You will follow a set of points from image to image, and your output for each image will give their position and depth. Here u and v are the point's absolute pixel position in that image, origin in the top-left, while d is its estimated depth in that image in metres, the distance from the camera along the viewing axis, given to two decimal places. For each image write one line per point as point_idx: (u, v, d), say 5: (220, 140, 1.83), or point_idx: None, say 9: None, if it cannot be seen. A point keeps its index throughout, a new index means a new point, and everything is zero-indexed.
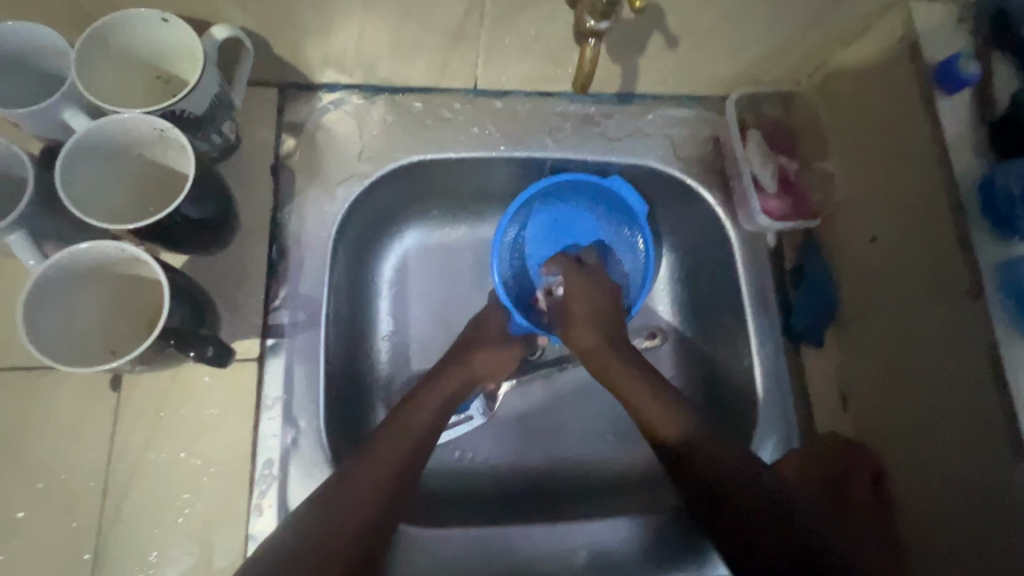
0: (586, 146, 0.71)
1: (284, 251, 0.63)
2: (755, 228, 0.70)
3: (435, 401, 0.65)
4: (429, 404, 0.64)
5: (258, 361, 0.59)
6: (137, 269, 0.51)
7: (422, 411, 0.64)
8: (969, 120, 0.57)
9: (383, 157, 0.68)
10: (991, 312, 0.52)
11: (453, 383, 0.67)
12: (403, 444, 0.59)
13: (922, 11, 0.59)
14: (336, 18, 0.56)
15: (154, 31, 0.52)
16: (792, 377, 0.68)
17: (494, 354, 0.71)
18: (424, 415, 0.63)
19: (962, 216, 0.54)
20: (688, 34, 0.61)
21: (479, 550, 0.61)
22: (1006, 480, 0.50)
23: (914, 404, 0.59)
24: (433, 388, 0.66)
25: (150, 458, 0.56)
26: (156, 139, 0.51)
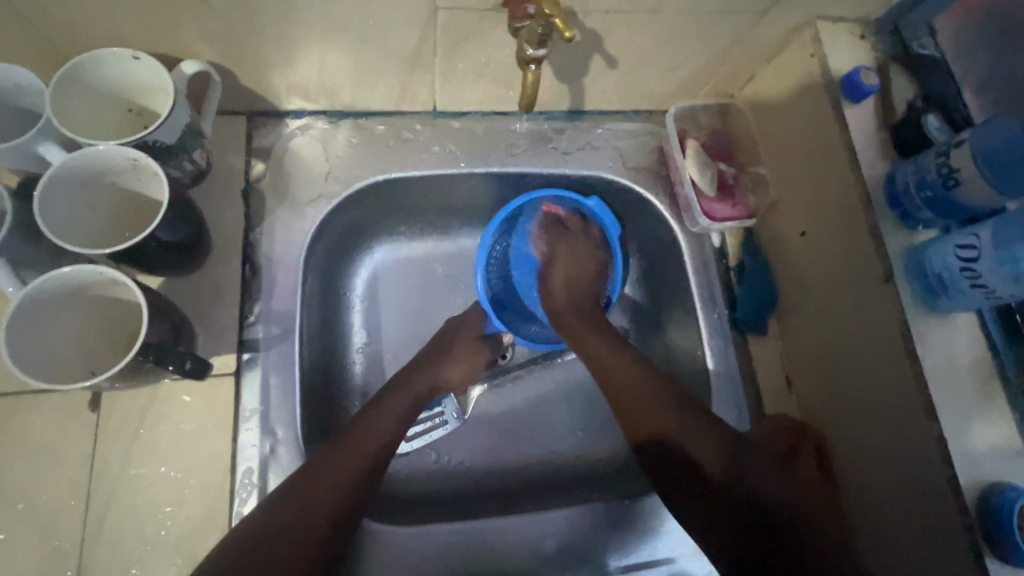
0: (541, 160, 0.77)
1: (257, 269, 0.66)
2: (699, 229, 0.76)
3: (408, 398, 0.69)
4: (402, 401, 0.68)
5: (234, 375, 0.62)
6: (116, 291, 0.53)
7: (399, 405, 0.67)
8: (873, 125, 0.64)
9: (350, 177, 0.72)
10: (901, 293, 0.58)
11: (420, 386, 0.70)
12: (368, 446, 0.62)
13: (828, 29, 0.66)
14: (299, 51, 0.61)
15: (124, 68, 0.55)
16: (740, 365, 0.73)
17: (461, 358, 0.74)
18: (392, 417, 0.66)
19: (871, 209, 0.61)
20: (625, 54, 0.67)
21: (455, 544, 0.64)
22: (921, 442, 0.56)
23: (846, 382, 0.65)
24: (403, 391, 0.69)
25: (130, 473, 0.58)
26: (131, 168, 0.54)
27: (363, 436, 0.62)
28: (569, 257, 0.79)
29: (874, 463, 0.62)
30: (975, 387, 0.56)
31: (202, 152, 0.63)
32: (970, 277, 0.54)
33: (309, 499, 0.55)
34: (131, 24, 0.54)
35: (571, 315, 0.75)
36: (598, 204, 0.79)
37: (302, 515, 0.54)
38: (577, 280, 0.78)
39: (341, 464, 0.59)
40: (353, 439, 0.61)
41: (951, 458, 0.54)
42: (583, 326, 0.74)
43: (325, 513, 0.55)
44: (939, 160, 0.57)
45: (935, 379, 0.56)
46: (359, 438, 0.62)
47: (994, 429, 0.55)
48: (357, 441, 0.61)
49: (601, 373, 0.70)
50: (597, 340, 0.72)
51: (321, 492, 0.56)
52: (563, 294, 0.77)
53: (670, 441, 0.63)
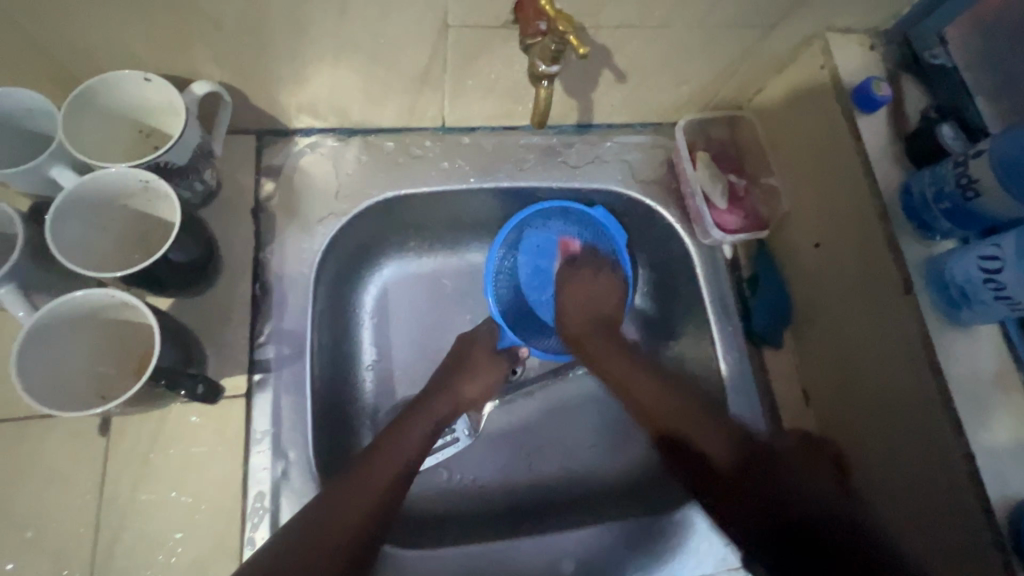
0: (551, 174, 0.76)
1: (267, 289, 0.66)
2: (711, 242, 0.76)
3: (424, 425, 0.67)
4: (416, 428, 0.66)
5: (245, 396, 0.61)
6: (127, 314, 0.53)
7: (415, 429, 0.66)
8: (886, 136, 0.63)
9: (360, 194, 0.72)
10: (921, 305, 0.57)
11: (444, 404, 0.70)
12: (391, 468, 0.61)
13: (838, 40, 0.66)
14: (309, 70, 0.61)
15: (136, 90, 0.55)
16: (757, 379, 0.72)
17: (479, 377, 0.74)
18: (415, 436, 0.66)
19: (887, 220, 0.60)
20: (635, 69, 0.67)
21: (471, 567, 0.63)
22: (947, 459, 0.55)
23: (865, 395, 0.64)
24: (422, 413, 0.68)
25: (141, 498, 0.57)
26: (142, 190, 0.54)
27: (386, 457, 0.62)
28: (581, 282, 0.79)
29: (897, 478, 0.60)
30: (1002, 401, 0.55)
31: (213, 171, 0.63)
32: (993, 288, 0.53)
33: (327, 522, 0.54)
34: (143, 46, 0.54)
35: (596, 339, 0.75)
36: (602, 212, 0.78)
37: (319, 538, 0.54)
38: (586, 305, 0.77)
39: (365, 486, 0.58)
40: (377, 459, 0.61)
41: (979, 474, 0.53)
42: (602, 352, 0.74)
43: (346, 539, 0.55)
44: (956, 169, 0.56)
45: (960, 392, 0.55)
46: (383, 459, 0.62)
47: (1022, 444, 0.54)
48: (384, 462, 0.61)
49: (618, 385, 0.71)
50: (640, 380, 0.71)
51: (341, 521, 0.55)
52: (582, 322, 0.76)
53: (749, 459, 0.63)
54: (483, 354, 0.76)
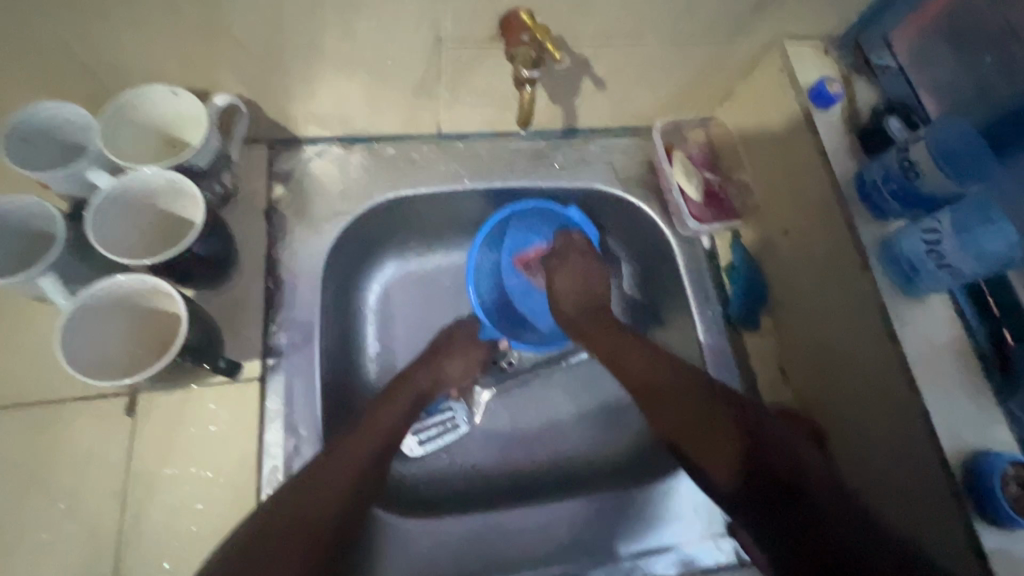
0: (539, 175, 0.83)
1: (279, 282, 0.71)
2: (690, 234, 0.82)
3: (405, 402, 0.73)
4: (398, 406, 0.72)
5: (260, 379, 0.66)
6: (155, 299, 0.58)
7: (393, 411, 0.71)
8: (841, 129, 0.70)
9: (363, 195, 0.78)
10: (878, 278, 0.63)
11: (420, 385, 0.75)
12: (368, 441, 0.66)
13: (795, 46, 0.73)
14: (317, 83, 0.67)
15: (163, 102, 0.62)
16: (735, 358, 0.77)
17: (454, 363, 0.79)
18: (391, 415, 0.71)
19: (844, 204, 0.66)
20: (612, 76, 0.74)
21: (468, 537, 0.67)
22: (907, 419, 0.59)
23: (833, 367, 0.69)
24: (404, 392, 0.74)
25: (164, 472, 0.61)
26: (169, 190, 0.60)
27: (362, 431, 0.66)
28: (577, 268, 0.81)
29: (866, 442, 0.65)
30: (954, 364, 0.60)
31: (230, 175, 0.69)
32: (936, 257, 0.59)
33: (316, 487, 0.60)
34: (171, 63, 0.61)
35: (606, 337, 0.77)
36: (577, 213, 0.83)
37: (307, 504, 0.58)
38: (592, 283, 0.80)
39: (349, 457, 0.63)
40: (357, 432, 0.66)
41: (936, 430, 0.57)
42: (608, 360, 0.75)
43: (330, 508, 0.60)
44: (901, 155, 0.62)
45: (915, 356, 0.60)
46: (363, 432, 0.66)
47: (975, 403, 0.59)
48: (364, 437, 0.66)
49: (613, 361, 0.75)
50: (631, 355, 0.75)
51: (321, 494, 0.59)
52: (570, 300, 0.80)
53: (677, 441, 0.70)
54: (464, 337, 0.81)
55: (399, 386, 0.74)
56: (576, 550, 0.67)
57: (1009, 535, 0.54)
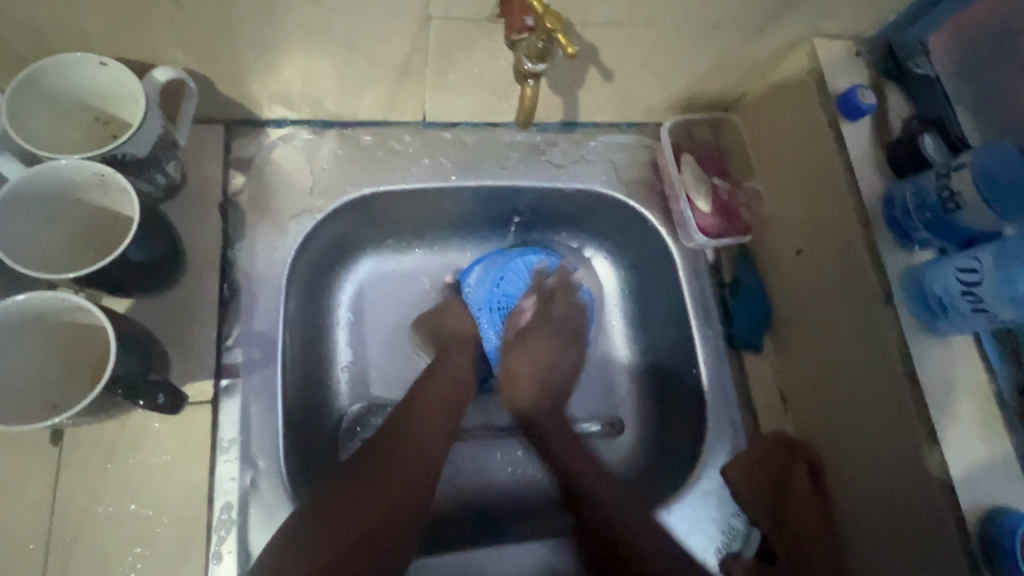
0: (534, 173, 0.74)
1: (235, 288, 0.63)
2: (694, 245, 0.75)
3: (442, 415, 0.68)
4: (437, 417, 0.67)
5: (211, 403, 0.58)
6: (79, 316, 0.49)
7: (433, 421, 0.67)
8: (869, 143, 0.63)
9: (335, 190, 0.69)
10: (901, 316, 0.58)
11: (441, 409, 0.68)
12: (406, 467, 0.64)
13: (824, 45, 0.66)
14: (282, 58, 0.57)
15: (90, 72, 0.51)
16: (735, 383, 0.72)
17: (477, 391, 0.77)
18: (434, 427, 0.67)
19: (868, 229, 0.60)
20: (622, 67, 0.66)
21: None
22: (925, 465, 0.55)
23: (840, 400, 0.65)
24: (441, 403, 0.69)
25: (97, 512, 0.53)
26: (98, 184, 0.50)
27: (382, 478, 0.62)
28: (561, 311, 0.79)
29: (875, 484, 0.61)
30: (972, 409, 0.56)
31: (177, 163, 0.59)
32: (971, 300, 0.54)
33: (337, 537, 0.58)
34: (99, 25, 0.50)
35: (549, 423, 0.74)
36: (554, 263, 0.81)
37: (328, 540, 0.57)
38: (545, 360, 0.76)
39: (371, 503, 0.60)
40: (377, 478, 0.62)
41: (952, 485, 0.54)
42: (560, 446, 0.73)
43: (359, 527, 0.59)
44: (939, 181, 0.57)
45: (934, 400, 0.56)
46: (381, 478, 0.62)
47: (991, 452, 0.55)
48: (404, 458, 0.64)
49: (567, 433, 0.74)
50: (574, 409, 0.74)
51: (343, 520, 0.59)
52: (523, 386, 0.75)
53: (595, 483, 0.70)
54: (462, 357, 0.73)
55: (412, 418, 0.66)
56: None
57: None
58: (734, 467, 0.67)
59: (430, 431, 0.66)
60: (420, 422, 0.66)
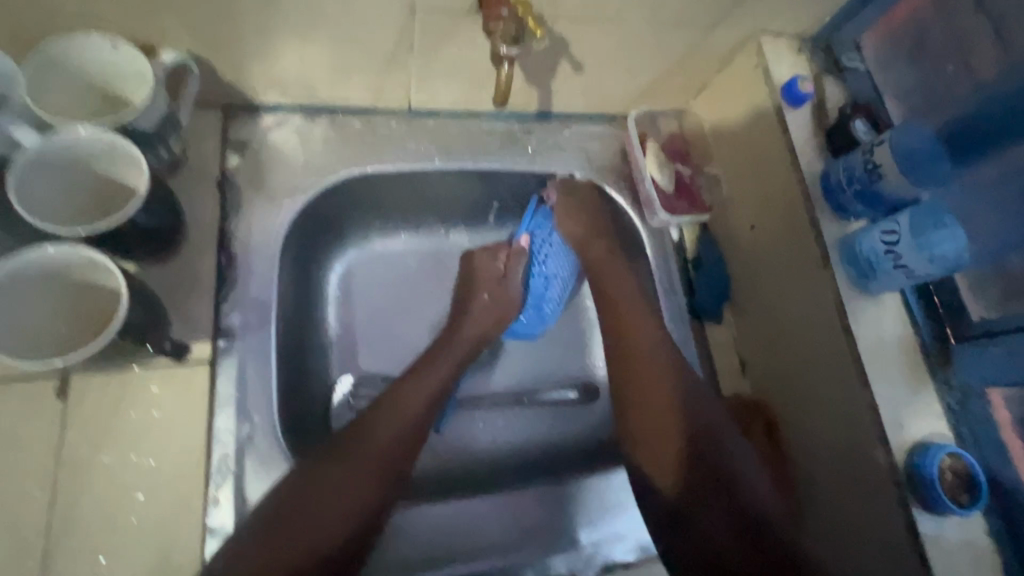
0: (512, 158, 0.81)
1: (232, 258, 0.67)
2: (659, 224, 0.82)
3: (443, 371, 0.73)
4: (437, 372, 0.73)
5: (210, 362, 0.62)
6: (88, 271, 0.53)
7: (431, 377, 0.72)
8: (811, 127, 0.71)
9: (326, 169, 0.74)
10: (835, 276, 0.65)
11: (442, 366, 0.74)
12: (391, 431, 0.66)
13: (770, 42, 0.73)
14: (278, 45, 0.63)
15: (102, 54, 0.56)
16: (698, 349, 0.79)
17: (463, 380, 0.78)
18: (434, 381, 0.72)
19: (809, 202, 0.68)
20: (590, 60, 0.72)
21: (446, 533, 0.69)
22: (857, 409, 0.62)
23: (788, 360, 0.72)
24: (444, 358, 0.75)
25: (101, 460, 0.57)
26: (108, 152, 0.55)
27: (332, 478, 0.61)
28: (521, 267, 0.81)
29: (818, 433, 0.68)
30: (900, 358, 0.63)
31: (178, 140, 0.64)
32: (893, 258, 0.60)
33: (298, 530, 0.57)
34: (110, 11, 0.55)
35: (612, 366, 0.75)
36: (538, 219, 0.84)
37: (311, 507, 0.59)
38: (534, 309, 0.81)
39: (352, 474, 0.62)
40: (351, 462, 0.62)
41: (882, 423, 0.60)
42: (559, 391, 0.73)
43: (346, 499, 0.60)
44: (865, 156, 0.64)
45: (867, 351, 0.62)
46: (360, 457, 0.63)
47: (916, 396, 0.62)
48: (394, 423, 0.66)
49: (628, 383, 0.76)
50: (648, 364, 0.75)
51: (322, 493, 0.60)
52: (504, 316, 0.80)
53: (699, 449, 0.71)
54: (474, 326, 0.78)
55: (395, 400, 0.68)
56: (534, 539, 0.70)
57: (942, 520, 0.58)
58: (700, 424, 0.72)
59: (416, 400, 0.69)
60: (385, 431, 0.65)
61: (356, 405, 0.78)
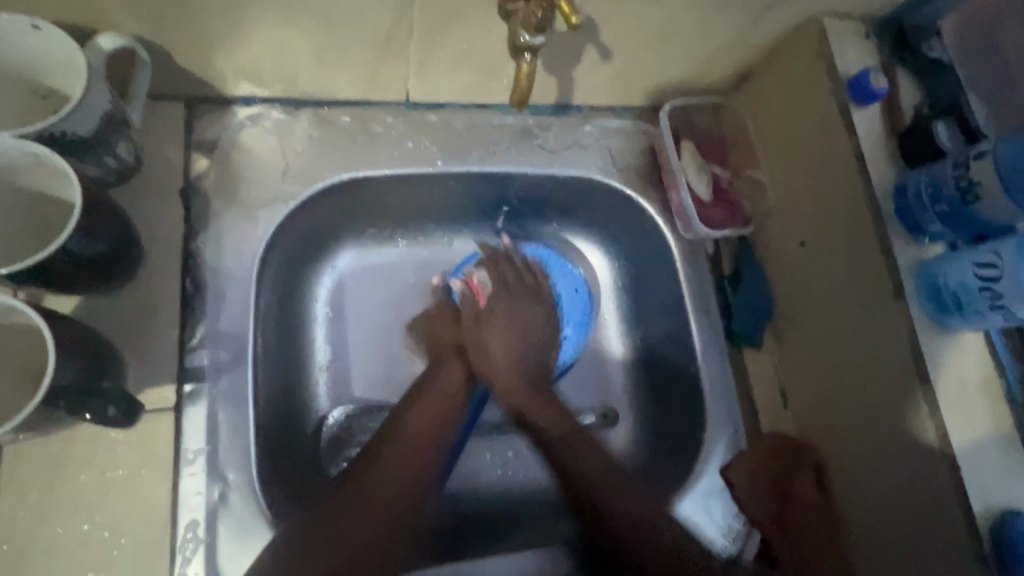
0: (525, 159, 0.70)
1: (200, 283, 0.57)
2: (694, 237, 0.72)
3: (437, 398, 0.65)
4: (432, 395, 0.65)
5: (174, 410, 0.53)
6: (13, 315, 0.43)
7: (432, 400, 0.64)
8: (881, 130, 0.60)
9: (309, 175, 0.63)
10: (914, 315, 0.55)
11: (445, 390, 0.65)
12: (406, 463, 0.60)
13: (835, 26, 0.62)
14: (248, 27, 0.51)
15: (22, 39, 0.45)
16: (735, 381, 0.70)
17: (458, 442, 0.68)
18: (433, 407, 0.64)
19: (880, 221, 0.57)
20: (623, 46, 0.61)
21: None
22: (929, 467, 0.54)
23: (843, 399, 0.63)
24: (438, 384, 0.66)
25: (43, 534, 0.48)
26: (34, 165, 0.44)
27: (333, 538, 0.53)
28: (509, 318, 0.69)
29: (879, 488, 0.59)
30: (982, 408, 0.54)
31: (130, 144, 0.53)
32: (990, 297, 0.51)
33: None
34: None
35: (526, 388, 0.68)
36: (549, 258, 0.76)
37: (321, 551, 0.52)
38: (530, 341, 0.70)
39: (364, 517, 0.55)
40: (359, 504, 0.56)
41: (964, 488, 0.52)
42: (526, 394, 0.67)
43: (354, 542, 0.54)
44: (958, 171, 0.53)
45: (946, 402, 0.53)
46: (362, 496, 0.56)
47: (1002, 456, 0.53)
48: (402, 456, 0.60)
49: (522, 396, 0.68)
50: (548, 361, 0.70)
51: (329, 541, 0.53)
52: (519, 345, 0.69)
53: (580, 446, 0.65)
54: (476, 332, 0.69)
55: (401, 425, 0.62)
56: None
57: None
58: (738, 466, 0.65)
59: (427, 427, 0.62)
60: (396, 473, 0.59)
61: (349, 443, 0.69)
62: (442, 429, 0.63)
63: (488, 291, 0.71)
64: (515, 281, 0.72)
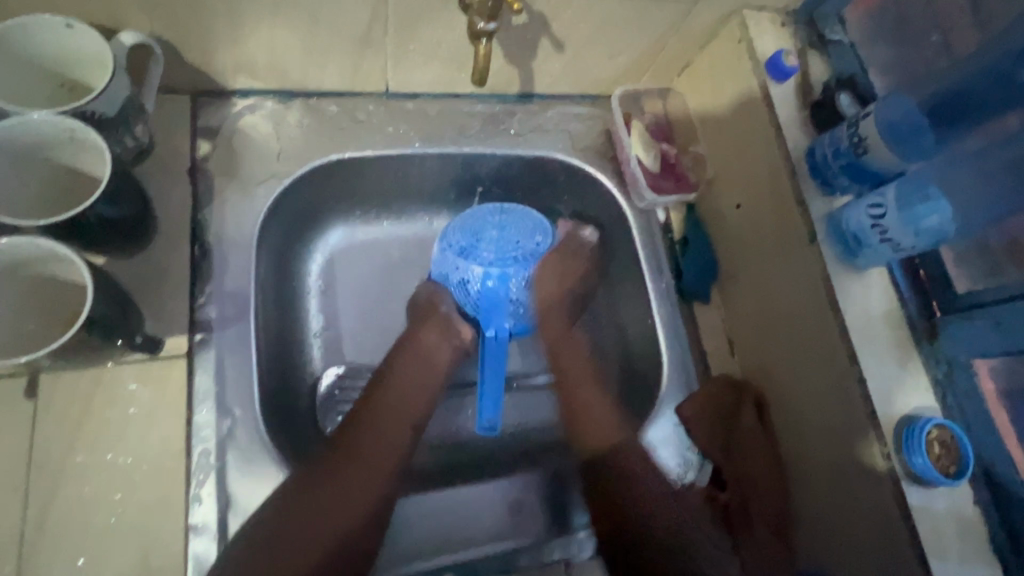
0: (494, 142, 0.79)
1: (207, 250, 0.65)
2: (646, 205, 0.80)
3: (415, 378, 0.71)
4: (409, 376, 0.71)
5: (187, 356, 0.60)
6: (52, 265, 0.51)
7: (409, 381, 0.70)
8: (796, 103, 0.70)
9: (301, 156, 0.72)
10: (825, 255, 0.64)
11: (427, 371, 0.71)
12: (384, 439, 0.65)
13: (753, 17, 0.72)
14: (246, 25, 0.60)
15: (56, 37, 0.53)
16: (687, 330, 0.78)
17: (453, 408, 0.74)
18: (411, 388, 0.70)
19: (795, 179, 0.67)
20: (572, 39, 0.71)
21: (447, 518, 0.69)
22: (846, 385, 0.62)
23: (778, 337, 0.71)
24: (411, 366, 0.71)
25: (75, 460, 0.55)
26: (68, 140, 0.53)
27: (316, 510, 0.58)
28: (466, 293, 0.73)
29: (811, 411, 0.67)
30: (887, 332, 0.63)
31: (145, 127, 0.61)
32: (880, 232, 0.60)
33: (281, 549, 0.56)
34: None
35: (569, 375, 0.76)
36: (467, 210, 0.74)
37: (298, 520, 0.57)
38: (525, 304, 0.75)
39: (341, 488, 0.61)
40: (333, 474, 0.61)
41: (871, 398, 0.60)
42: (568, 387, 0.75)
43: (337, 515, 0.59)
44: (850, 130, 0.63)
45: (856, 327, 0.62)
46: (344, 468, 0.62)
47: (905, 371, 0.62)
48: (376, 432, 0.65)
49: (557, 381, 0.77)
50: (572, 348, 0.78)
51: (308, 512, 0.58)
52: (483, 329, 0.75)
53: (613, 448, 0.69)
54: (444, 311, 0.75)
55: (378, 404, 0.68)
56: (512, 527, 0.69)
57: (930, 491, 0.59)
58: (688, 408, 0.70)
59: (405, 405, 0.68)
60: (371, 448, 0.64)
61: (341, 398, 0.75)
62: (419, 408, 0.69)
63: (446, 240, 0.73)
64: (463, 222, 0.73)
